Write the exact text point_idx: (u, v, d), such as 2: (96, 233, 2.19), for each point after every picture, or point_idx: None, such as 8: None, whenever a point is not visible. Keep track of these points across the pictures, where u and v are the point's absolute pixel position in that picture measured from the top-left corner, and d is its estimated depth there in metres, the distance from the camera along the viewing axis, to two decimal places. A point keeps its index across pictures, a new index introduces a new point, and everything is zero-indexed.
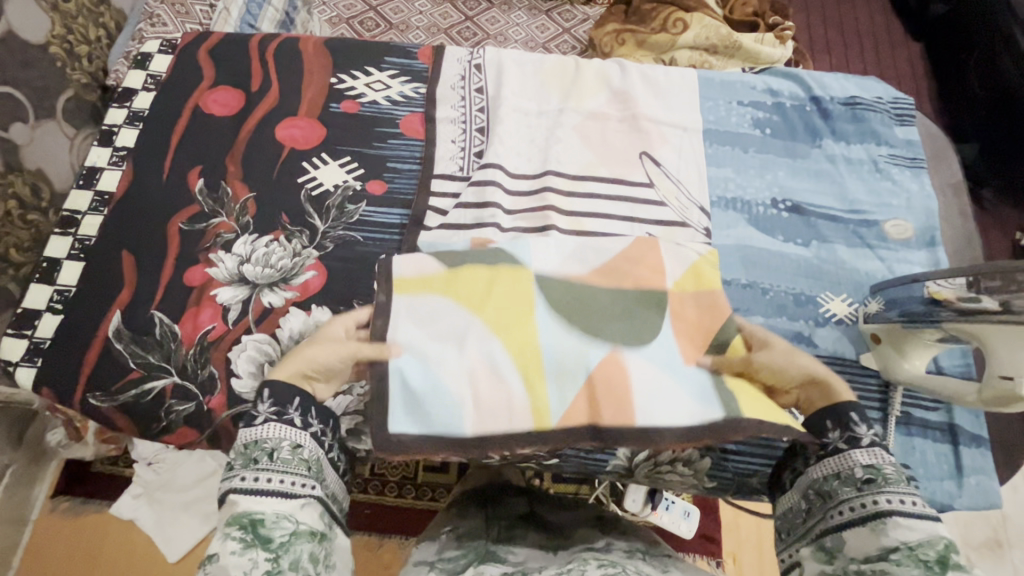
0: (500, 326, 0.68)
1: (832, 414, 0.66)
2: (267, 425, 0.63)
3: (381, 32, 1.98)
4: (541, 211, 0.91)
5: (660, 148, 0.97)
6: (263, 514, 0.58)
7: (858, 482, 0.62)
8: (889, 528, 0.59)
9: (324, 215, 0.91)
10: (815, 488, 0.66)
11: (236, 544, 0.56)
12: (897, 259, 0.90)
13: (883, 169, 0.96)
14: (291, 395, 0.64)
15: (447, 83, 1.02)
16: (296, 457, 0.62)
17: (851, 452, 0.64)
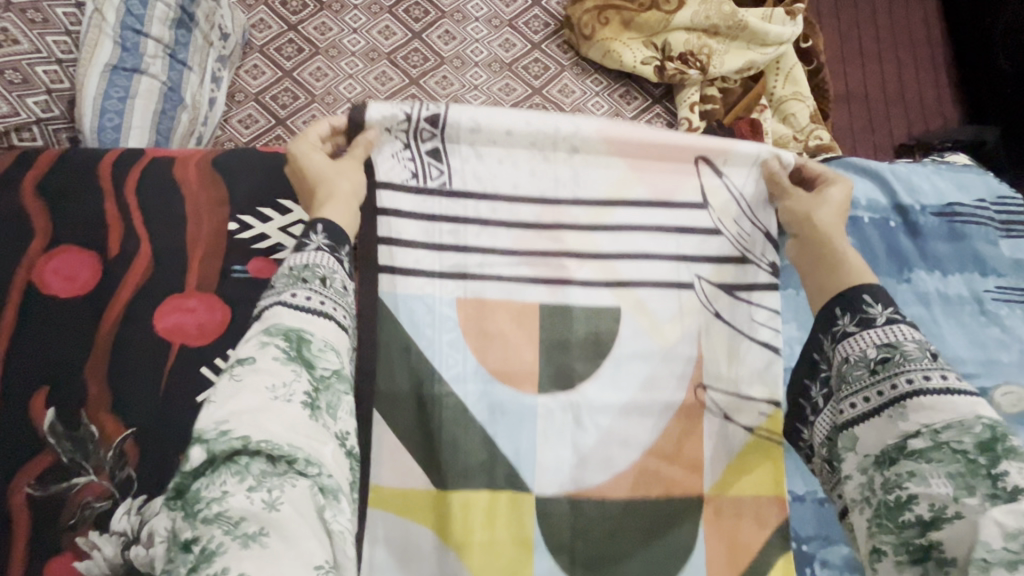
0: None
1: (842, 302, 0.56)
2: (319, 253, 0.54)
3: (310, 13, 1.21)
4: (548, 420, 0.67)
5: (724, 154, 0.74)
6: (311, 334, 0.49)
7: (873, 363, 0.52)
8: (910, 410, 0.48)
9: None
10: (836, 381, 0.55)
11: (279, 352, 0.46)
12: None
13: (990, 311, 0.73)
14: (327, 228, 0.57)
15: (402, 206, 0.71)
16: (343, 296, 0.53)
17: (864, 335, 0.53)
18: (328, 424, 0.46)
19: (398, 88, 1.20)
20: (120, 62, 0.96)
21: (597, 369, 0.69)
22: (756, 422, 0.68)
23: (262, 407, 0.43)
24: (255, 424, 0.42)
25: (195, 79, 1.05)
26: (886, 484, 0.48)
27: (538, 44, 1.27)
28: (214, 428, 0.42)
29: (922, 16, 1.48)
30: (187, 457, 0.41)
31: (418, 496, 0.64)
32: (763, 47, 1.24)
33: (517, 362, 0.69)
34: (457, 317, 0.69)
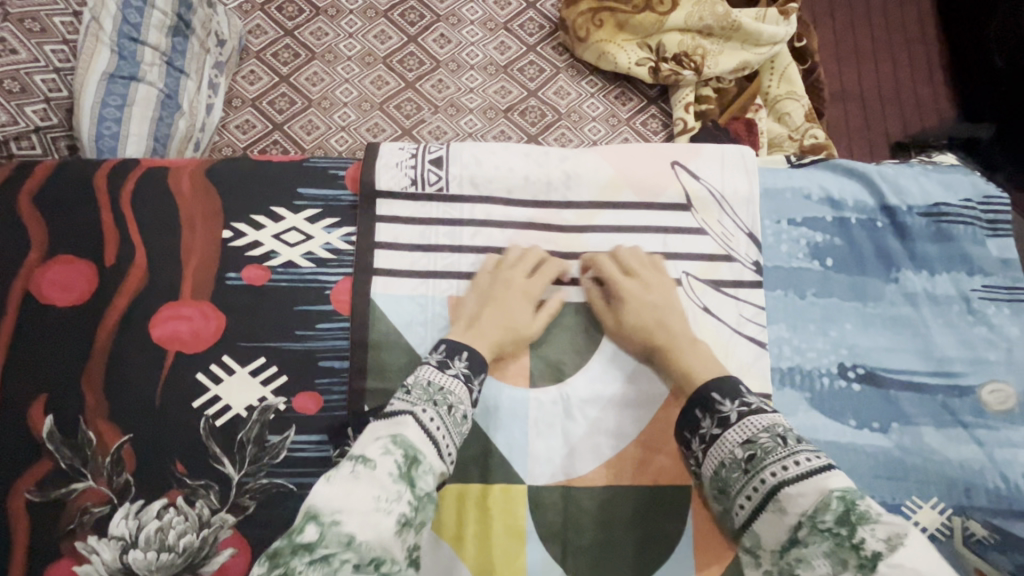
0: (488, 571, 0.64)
1: (701, 400, 0.62)
2: (456, 379, 0.62)
3: (307, 18, 1.22)
4: (541, 422, 0.68)
5: (694, 157, 0.76)
6: (424, 456, 0.54)
7: (742, 463, 0.56)
8: (787, 500, 0.52)
9: (238, 456, 0.65)
10: (712, 486, 0.59)
11: (395, 466, 0.51)
12: (998, 440, 0.70)
13: (977, 309, 0.74)
14: (459, 350, 0.65)
15: (400, 205, 0.72)
16: (457, 423, 0.59)
17: (725, 435, 0.59)
18: (408, 539, 0.50)
19: (394, 91, 1.21)
20: (117, 70, 0.96)
21: (584, 372, 0.70)
22: None
23: (368, 513, 0.48)
24: (362, 523, 0.47)
25: (192, 86, 1.07)
26: (785, 575, 0.51)
27: (533, 47, 1.28)
28: (329, 515, 0.47)
29: (918, 13, 1.48)
30: (301, 531, 0.47)
31: None
32: (757, 46, 1.24)
33: (509, 366, 0.70)
34: (449, 317, 0.70)
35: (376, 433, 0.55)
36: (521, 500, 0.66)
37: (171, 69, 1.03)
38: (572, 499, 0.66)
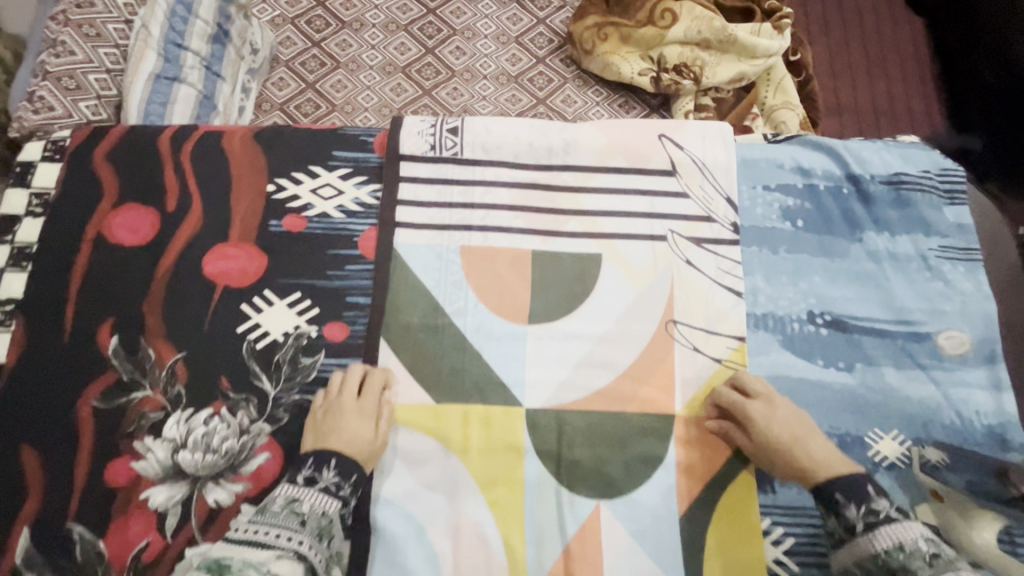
0: (490, 481, 0.72)
1: (841, 488, 0.65)
2: (302, 487, 0.64)
3: (333, 31, 1.36)
4: (540, 354, 0.77)
5: (679, 130, 0.86)
6: (228, 562, 0.56)
7: (926, 555, 0.59)
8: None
9: (274, 375, 0.74)
10: (876, 565, 0.61)
11: (249, 563, 0.57)
12: (953, 381, 0.78)
13: (934, 266, 0.82)
14: (340, 461, 0.67)
15: (420, 166, 0.83)
16: (289, 509, 0.62)
17: (877, 536, 0.62)
18: None
19: (412, 98, 1.33)
20: (162, 71, 1.10)
21: (578, 314, 0.79)
22: (723, 353, 0.78)
23: None
24: None
25: (226, 89, 1.19)
26: None
27: (542, 59, 1.41)
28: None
29: (911, 34, 1.57)
30: None
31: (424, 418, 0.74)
32: (753, 59, 1.35)
33: (512, 305, 0.79)
34: (461, 262, 0.80)
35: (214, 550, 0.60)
36: (520, 421, 0.74)
37: (210, 74, 1.16)
38: (564, 421, 0.75)
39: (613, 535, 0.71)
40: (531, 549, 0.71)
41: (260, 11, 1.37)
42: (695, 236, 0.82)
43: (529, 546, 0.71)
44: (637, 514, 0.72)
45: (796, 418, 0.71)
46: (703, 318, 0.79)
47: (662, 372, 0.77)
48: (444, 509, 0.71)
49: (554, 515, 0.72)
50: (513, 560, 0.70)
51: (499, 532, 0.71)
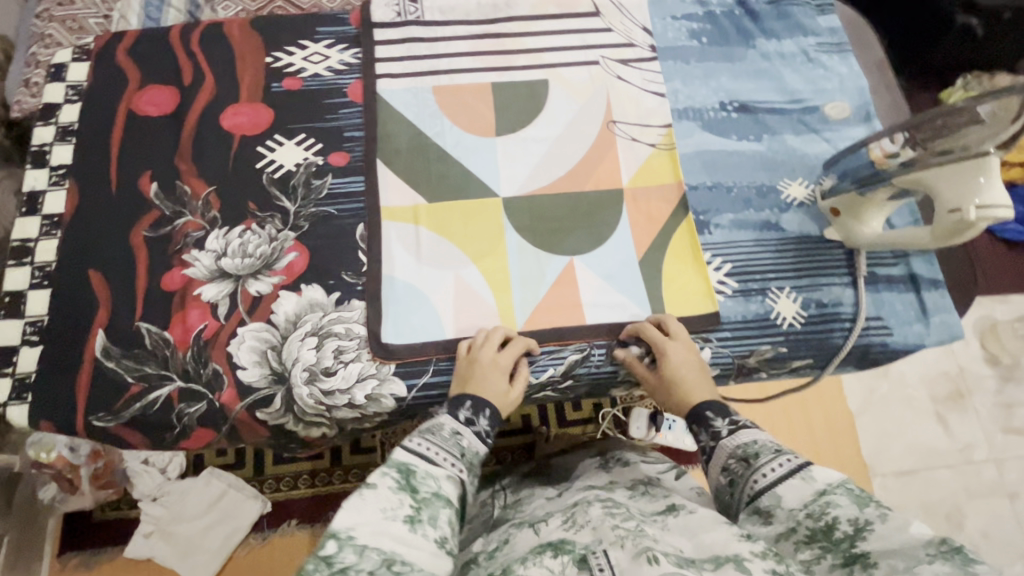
0: (479, 254, 0.88)
1: (706, 409, 0.73)
2: (451, 420, 0.71)
3: None
4: (509, 157, 0.94)
5: None
6: (414, 467, 0.64)
7: (744, 458, 0.66)
8: (813, 471, 0.62)
9: (293, 195, 0.90)
10: (736, 456, 0.67)
11: (394, 481, 0.62)
12: (840, 137, 0.97)
13: (814, 58, 1.02)
14: (488, 407, 0.74)
15: (390, 30, 1.00)
16: (453, 439, 0.68)
17: (722, 444, 0.69)
18: (428, 533, 0.59)
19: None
20: None
21: (535, 125, 0.96)
22: (657, 139, 0.96)
23: (375, 521, 0.57)
24: (367, 527, 0.57)
25: None
26: (812, 516, 0.59)
27: None
28: (346, 530, 0.56)
29: None
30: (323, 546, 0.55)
31: (421, 213, 0.89)
32: None
33: (481, 124, 0.96)
34: (434, 98, 0.97)
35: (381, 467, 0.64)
36: (499, 206, 0.91)
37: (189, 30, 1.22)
38: (535, 202, 0.91)
39: (587, 279, 0.87)
40: (519, 296, 0.86)
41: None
42: (623, 59, 1.01)
43: (516, 295, 0.86)
44: (604, 261, 0.88)
45: (691, 362, 0.79)
46: (636, 114, 0.97)
47: (609, 157, 0.94)
48: (445, 278, 0.86)
49: (536, 269, 0.87)
50: (505, 305, 0.85)
51: (492, 286, 0.86)
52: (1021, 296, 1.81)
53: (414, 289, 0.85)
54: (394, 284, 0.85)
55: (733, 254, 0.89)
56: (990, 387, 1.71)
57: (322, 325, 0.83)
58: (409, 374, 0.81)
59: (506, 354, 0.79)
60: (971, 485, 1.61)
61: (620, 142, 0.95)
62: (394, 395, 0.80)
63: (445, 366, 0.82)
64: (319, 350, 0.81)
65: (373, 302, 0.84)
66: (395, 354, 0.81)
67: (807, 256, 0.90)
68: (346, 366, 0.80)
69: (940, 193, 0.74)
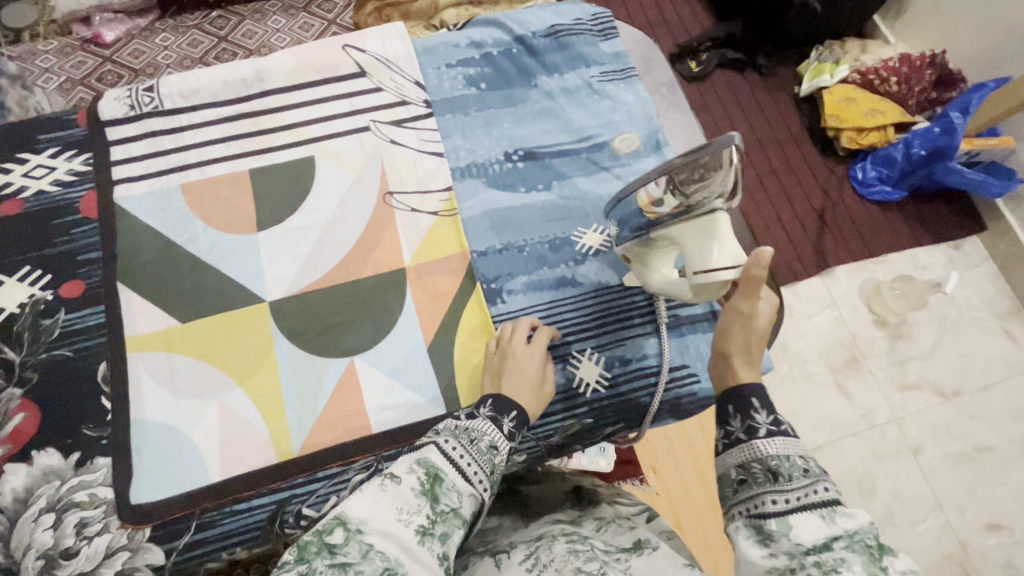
0: (246, 373, 0.78)
1: (734, 398, 0.60)
2: (485, 422, 0.65)
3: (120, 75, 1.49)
4: (274, 253, 0.84)
5: (360, 38, 0.96)
6: (444, 476, 0.58)
7: (768, 471, 0.54)
8: (836, 513, 0.49)
9: (18, 343, 0.77)
10: (760, 463, 0.55)
11: (417, 483, 0.56)
12: (632, 171, 0.92)
13: (599, 89, 0.97)
14: (516, 415, 0.68)
15: (126, 127, 0.89)
16: (488, 452, 0.62)
17: (749, 441, 0.57)
18: (433, 550, 0.52)
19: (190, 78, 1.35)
20: None
21: (303, 211, 0.87)
22: (439, 207, 0.88)
23: (385, 521, 0.52)
24: (377, 518, 0.52)
25: None
26: (819, 568, 0.45)
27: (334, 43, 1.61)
28: (356, 523, 0.52)
29: None
30: (329, 533, 0.51)
31: (174, 337, 0.79)
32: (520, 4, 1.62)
33: (239, 220, 0.85)
34: (183, 198, 0.86)
35: (404, 456, 0.60)
36: (265, 313, 0.81)
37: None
38: (306, 300, 0.82)
39: (370, 380, 0.79)
40: (294, 415, 0.76)
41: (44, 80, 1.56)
42: (396, 121, 0.93)
43: (291, 414, 0.76)
44: (389, 356, 0.80)
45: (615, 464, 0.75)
46: (414, 182, 0.89)
47: (388, 235, 0.86)
48: (208, 409, 0.76)
49: (312, 380, 0.78)
50: (279, 430, 0.75)
51: (262, 409, 0.76)
52: (899, 256, 1.75)
53: (169, 430, 0.75)
54: (145, 429, 0.74)
55: (529, 321, 0.83)
56: (881, 348, 1.65)
57: (60, 497, 0.71)
58: (166, 536, 0.70)
59: (538, 344, 0.76)
60: (877, 447, 1.55)
61: (397, 216, 0.87)
62: (150, 566, 0.69)
63: (211, 517, 0.71)
64: (57, 529, 0.69)
65: (121, 457, 0.73)
66: (149, 515, 0.70)
67: (608, 308, 0.84)
68: (91, 543, 0.69)
69: (691, 252, 0.70)
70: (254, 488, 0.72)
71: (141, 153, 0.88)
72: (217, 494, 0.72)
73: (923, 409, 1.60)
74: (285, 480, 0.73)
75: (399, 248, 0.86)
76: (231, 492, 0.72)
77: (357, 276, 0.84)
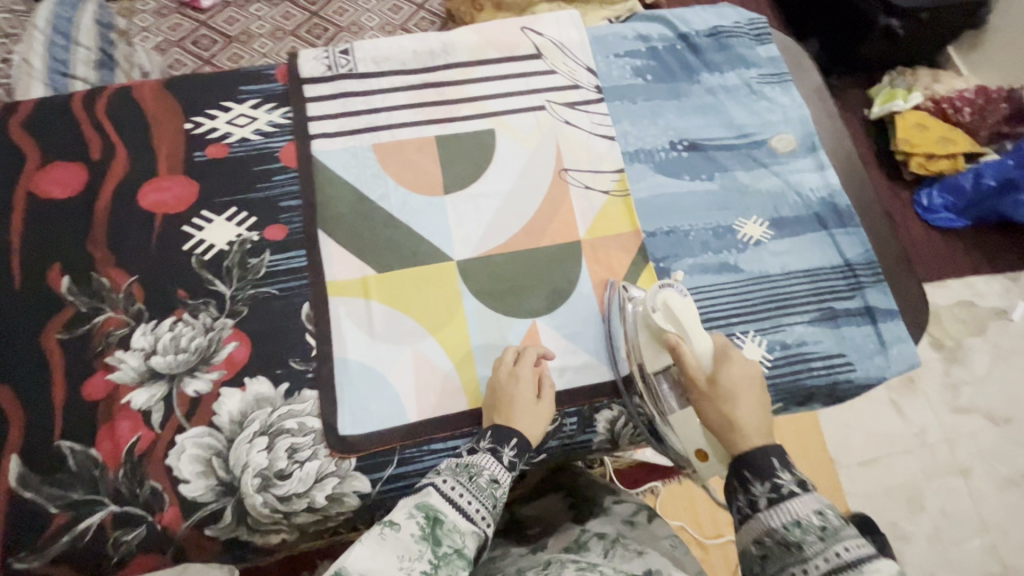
0: (437, 324, 0.83)
1: (747, 463, 0.62)
2: (484, 455, 0.69)
3: (220, 46, 1.62)
4: (461, 217, 0.89)
5: (537, 21, 1.02)
6: (445, 518, 0.60)
7: (816, 530, 0.56)
8: (862, 574, 0.51)
9: (227, 278, 0.82)
10: (773, 537, 0.58)
11: (418, 527, 0.58)
12: (789, 170, 0.97)
13: (758, 90, 1.02)
14: (518, 440, 0.71)
15: (322, 85, 0.94)
16: (489, 488, 0.66)
17: (760, 515, 0.59)
18: None
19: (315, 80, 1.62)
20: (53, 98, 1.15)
21: (485, 179, 0.92)
22: (610, 186, 0.93)
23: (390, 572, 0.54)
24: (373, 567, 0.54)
25: None
26: None
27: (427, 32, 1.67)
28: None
29: None
30: None
31: (370, 285, 0.84)
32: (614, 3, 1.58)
33: (428, 182, 0.91)
34: (375, 156, 0.91)
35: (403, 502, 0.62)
36: (452, 270, 0.86)
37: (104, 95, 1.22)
38: (489, 262, 0.87)
39: (551, 342, 0.84)
40: (483, 367, 0.82)
41: (143, 38, 1.60)
42: (570, 103, 0.98)
43: (480, 366, 0.82)
44: (568, 321, 0.85)
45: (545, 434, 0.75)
46: (588, 161, 0.94)
47: (565, 209, 0.91)
48: (404, 354, 0.81)
49: (498, 336, 0.83)
50: (469, 379, 0.81)
51: (454, 358, 0.81)
52: (959, 281, 1.78)
53: (369, 370, 0.80)
54: (347, 367, 0.79)
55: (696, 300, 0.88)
56: (937, 370, 1.66)
57: (272, 423, 0.76)
58: (371, 467, 0.75)
59: (523, 365, 0.78)
60: (927, 465, 1.55)
61: (574, 191, 0.92)
62: (357, 491, 0.74)
63: (410, 453, 0.76)
64: (270, 451, 0.74)
65: (327, 391, 0.78)
66: (355, 446, 0.76)
67: (770, 295, 0.89)
68: (302, 466, 0.74)
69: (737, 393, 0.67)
70: (449, 431, 0.78)
71: (337, 112, 0.93)
72: (415, 433, 0.77)
73: (977, 433, 1.61)
74: (476, 425, 0.78)
75: (576, 222, 0.91)
76: (427, 432, 0.77)
77: (536, 245, 0.89)
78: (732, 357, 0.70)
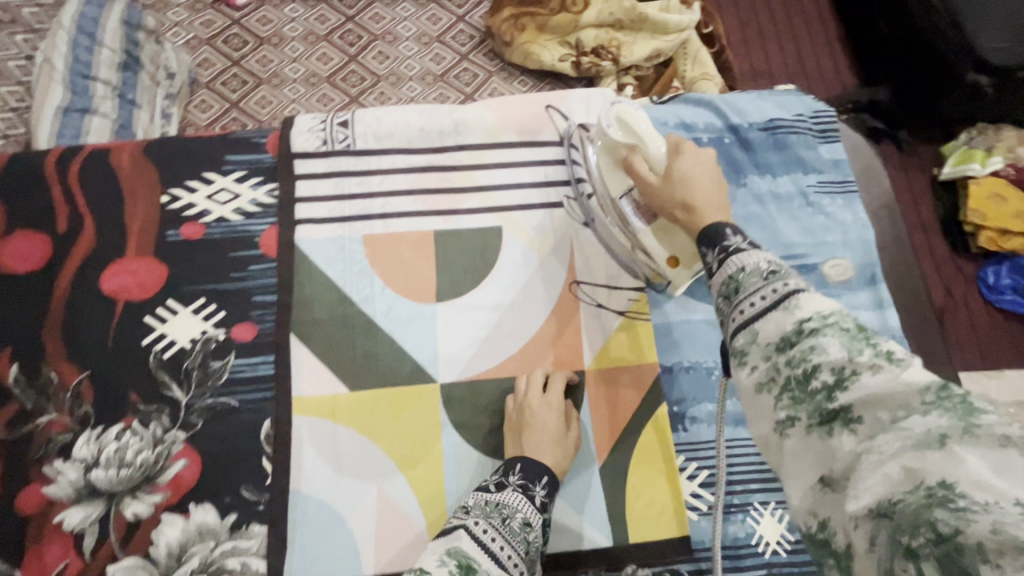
0: (409, 460, 0.73)
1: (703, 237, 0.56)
2: (512, 492, 0.64)
3: (252, 48, 1.24)
4: (450, 331, 0.79)
5: (565, 100, 0.89)
6: (478, 564, 0.54)
7: (763, 272, 0.48)
8: (803, 300, 0.43)
9: (184, 382, 0.74)
10: (724, 290, 0.50)
11: (452, 572, 0.52)
12: (840, 305, 0.83)
13: (814, 201, 0.88)
14: (547, 478, 0.67)
15: (314, 161, 0.84)
16: (522, 532, 0.61)
17: (721, 269, 0.51)
18: None
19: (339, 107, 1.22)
20: (70, 104, 1.08)
21: (484, 286, 0.81)
22: (625, 306, 0.81)
23: None
24: None
25: (144, 115, 1.12)
26: (792, 365, 0.41)
27: (465, 55, 1.28)
28: None
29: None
30: None
31: (340, 405, 0.74)
32: (665, 34, 1.24)
33: (419, 287, 0.80)
34: (364, 250, 0.81)
35: (431, 548, 0.56)
36: (434, 396, 0.76)
37: (123, 102, 1.11)
38: (476, 388, 0.77)
39: None
40: None
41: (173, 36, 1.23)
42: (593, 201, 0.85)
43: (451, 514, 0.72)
44: None
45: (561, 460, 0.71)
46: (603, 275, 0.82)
47: (571, 329, 0.80)
48: (368, 492, 0.72)
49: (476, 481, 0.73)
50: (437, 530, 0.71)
51: (422, 503, 0.72)
52: None
53: (326, 507, 0.71)
54: (303, 501, 0.71)
55: (709, 457, 0.77)
56: None
57: (212, 561, 0.68)
58: None
59: (554, 392, 0.74)
60: None
61: (583, 311, 0.81)
62: None
63: None
64: None
65: (278, 529, 0.69)
66: None
67: None
68: None
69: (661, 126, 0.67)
70: None
71: (328, 195, 0.83)
72: None
73: None
74: None
75: (581, 348, 0.79)
76: None
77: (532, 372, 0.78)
78: (681, 149, 0.67)
